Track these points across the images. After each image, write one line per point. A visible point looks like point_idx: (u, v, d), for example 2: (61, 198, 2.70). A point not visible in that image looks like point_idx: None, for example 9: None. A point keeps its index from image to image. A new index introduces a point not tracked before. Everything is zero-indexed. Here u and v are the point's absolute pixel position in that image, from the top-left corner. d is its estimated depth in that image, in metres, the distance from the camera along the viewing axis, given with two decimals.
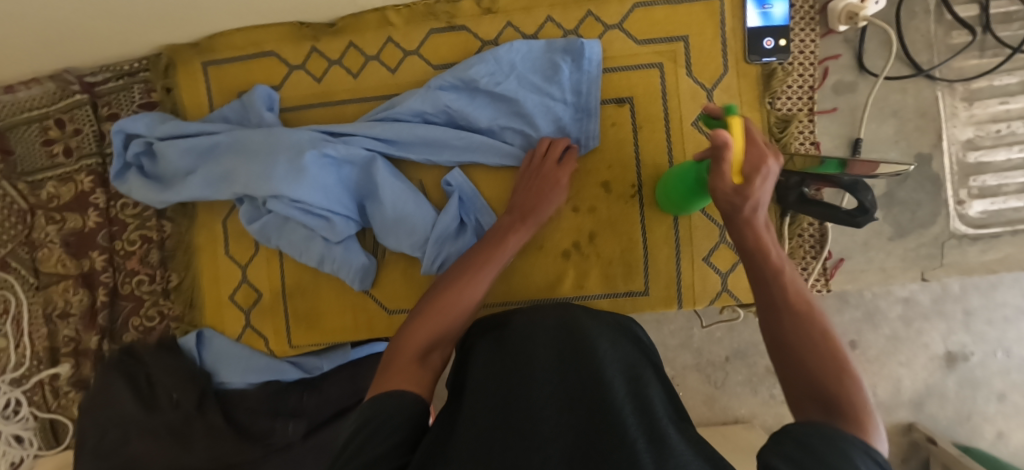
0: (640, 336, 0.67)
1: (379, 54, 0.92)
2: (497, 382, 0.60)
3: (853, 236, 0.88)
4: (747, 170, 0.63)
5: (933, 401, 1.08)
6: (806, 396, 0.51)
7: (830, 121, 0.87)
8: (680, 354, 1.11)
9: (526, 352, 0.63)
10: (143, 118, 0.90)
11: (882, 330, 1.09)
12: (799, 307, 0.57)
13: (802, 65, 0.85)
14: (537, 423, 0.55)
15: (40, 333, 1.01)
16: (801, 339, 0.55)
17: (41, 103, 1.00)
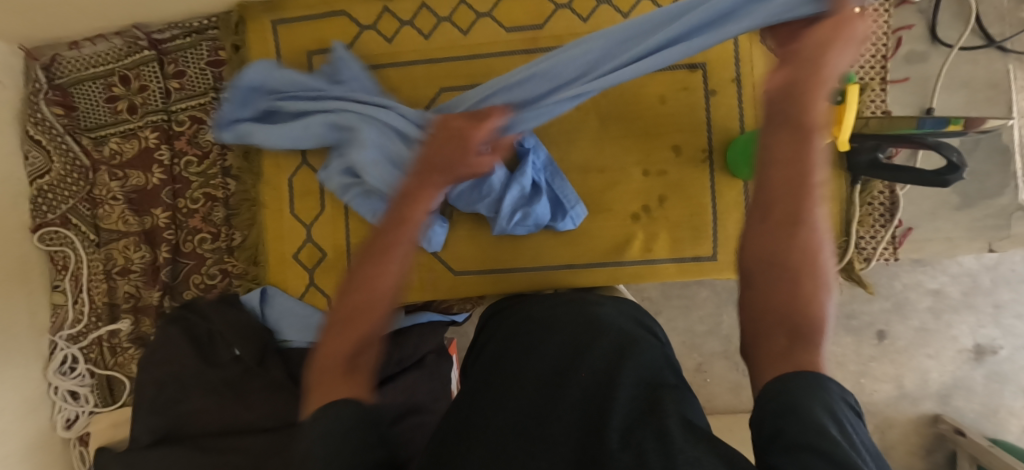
0: (653, 333, 0.72)
1: (451, 15, 0.92)
2: (496, 384, 0.64)
3: (920, 205, 0.88)
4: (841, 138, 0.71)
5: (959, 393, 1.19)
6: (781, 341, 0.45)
7: (901, 91, 0.88)
8: (708, 341, 1.27)
9: (518, 353, 0.67)
10: (263, 66, 0.89)
11: (910, 321, 1.20)
12: (794, 261, 0.47)
13: (877, 33, 0.86)
14: (539, 414, 0.59)
15: (99, 289, 1.02)
16: (785, 285, 0.47)
17: (107, 59, 0.99)
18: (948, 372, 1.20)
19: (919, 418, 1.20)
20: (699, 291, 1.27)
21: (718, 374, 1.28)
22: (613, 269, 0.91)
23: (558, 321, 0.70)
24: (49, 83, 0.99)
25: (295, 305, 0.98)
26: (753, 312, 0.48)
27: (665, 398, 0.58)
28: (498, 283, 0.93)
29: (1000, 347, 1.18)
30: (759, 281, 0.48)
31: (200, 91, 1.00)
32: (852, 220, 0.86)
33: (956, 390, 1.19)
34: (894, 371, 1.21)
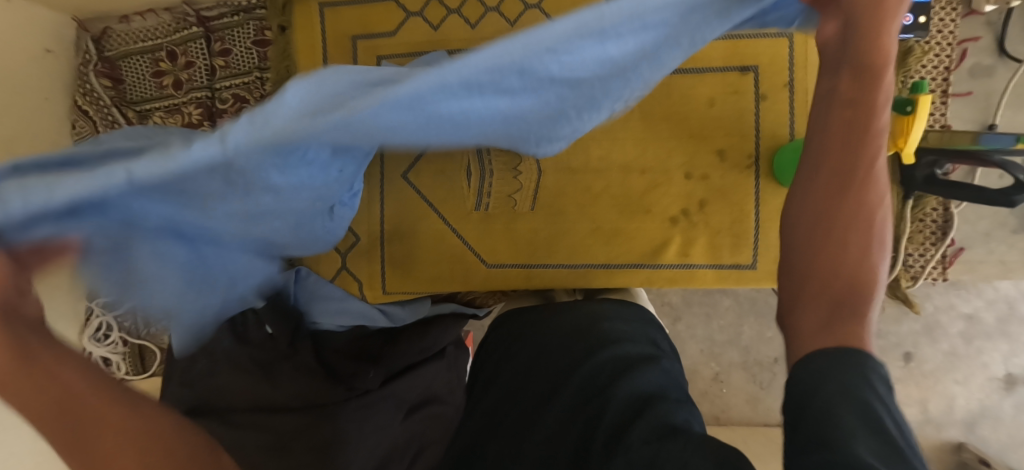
0: (657, 339, 0.73)
1: (499, 5, 0.91)
2: (500, 400, 0.71)
3: (975, 225, 0.85)
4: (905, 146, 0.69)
5: (986, 422, 1.17)
6: (821, 290, 0.44)
7: (963, 105, 0.84)
8: (728, 351, 1.25)
9: (517, 371, 0.72)
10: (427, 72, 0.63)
11: (942, 345, 1.17)
12: (846, 204, 0.44)
13: (940, 44, 0.83)
14: (526, 424, 0.66)
15: None
16: (837, 260, 0.44)
17: (156, 34, 1.01)
18: (975, 399, 1.17)
19: (941, 444, 1.19)
20: (722, 299, 1.25)
21: (736, 385, 1.25)
22: (649, 271, 0.90)
23: (556, 335, 0.73)
24: (98, 54, 1.01)
25: (318, 289, 0.99)
26: (791, 275, 0.46)
27: (652, 405, 0.60)
28: (531, 278, 0.93)
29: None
30: (800, 250, 0.46)
31: (243, 71, 1.00)
32: (902, 237, 0.83)
33: (983, 418, 1.17)
34: (919, 394, 1.19)
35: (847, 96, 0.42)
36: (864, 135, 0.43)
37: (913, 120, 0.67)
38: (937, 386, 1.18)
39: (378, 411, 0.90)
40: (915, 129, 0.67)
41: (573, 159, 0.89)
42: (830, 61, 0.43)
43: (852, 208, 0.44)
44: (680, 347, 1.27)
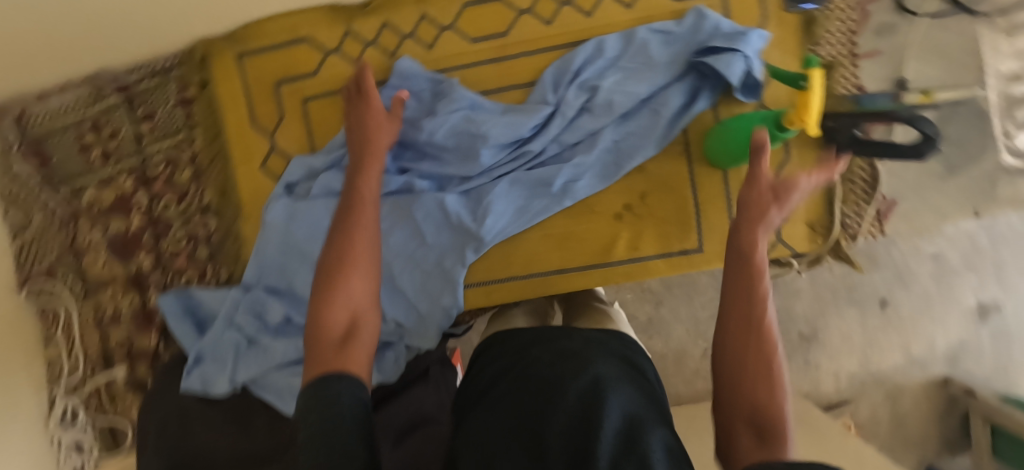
0: (643, 369, 0.67)
1: (414, 31, 0.92)
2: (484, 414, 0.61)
3: (903, 178, 0.88)
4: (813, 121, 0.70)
5: (968, 356, 1.21)
6: (745, 405, 0.52)
7: (875, 64, 0.87)
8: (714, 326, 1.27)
9: (507, 384, 0.64)
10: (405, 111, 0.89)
11: (914, 287, 1.19)
12: (735, 313, 0.57)
13: (841, 9, 0.86)
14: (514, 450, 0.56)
15: (92, 338, 1.02)
16: (747, 363, 0.54)
17: (74, 109, 0.99)
18: (954, 334, 1.21)
19: (930, 383, 1.22)
20: (699, 277, 1.27)
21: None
22: (602, 270, 0.91)
23: (548, 353, 0.65)
24: (21, 137, 0.99)
25: (298, 342, 0.92)
26: (727, 375, 0.54)
27: (648, 435, 0.52)
28: (491, 293, 0.92)
29: (1002, 304, 1.19)
30: (730, 349, 0.55)
31: (170, 133, 0.99)
32: (835, 198, 0.86)
33: (965, 352, 1.21)
34: (901, 339, 1.21)
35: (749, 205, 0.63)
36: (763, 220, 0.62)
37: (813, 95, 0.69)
38: (917, 329, 1.21)
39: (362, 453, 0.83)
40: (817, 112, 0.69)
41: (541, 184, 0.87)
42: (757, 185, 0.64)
43: (756, 348, 0.54)
44: (667, 330, 1.28)
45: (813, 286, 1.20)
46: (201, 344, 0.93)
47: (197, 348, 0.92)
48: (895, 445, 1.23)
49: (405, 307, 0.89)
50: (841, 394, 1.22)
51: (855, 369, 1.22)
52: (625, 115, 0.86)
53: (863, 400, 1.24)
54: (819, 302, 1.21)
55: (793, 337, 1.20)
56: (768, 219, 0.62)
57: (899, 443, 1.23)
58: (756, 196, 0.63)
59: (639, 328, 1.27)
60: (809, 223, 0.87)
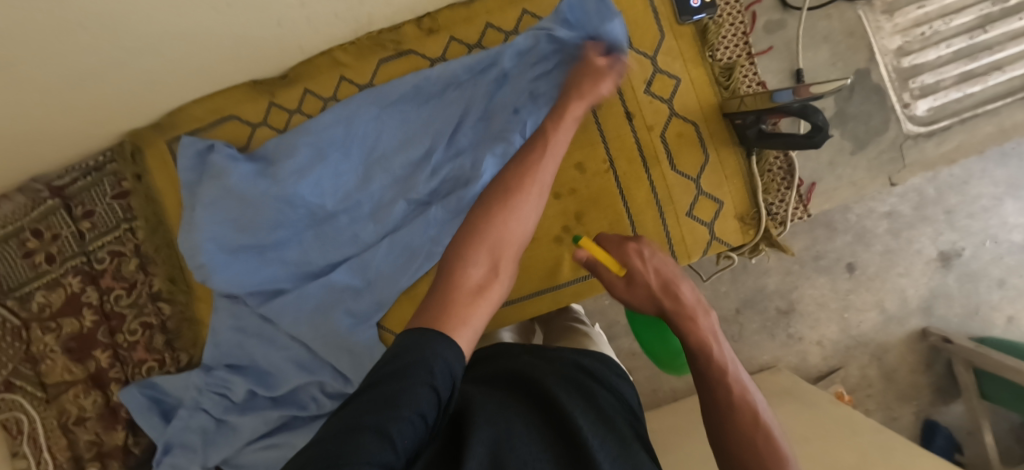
0: (624, 387, 0.62)
1: (336, 93, 0.95)
2: (485, 401, 0.53)
3: (817, 159, 0.93)
4: (624, 261, 0.64)
5: (941, 302, 1.26)
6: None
7: (769, 60, 0.92)
8: None
9: (511, 397, 0.55)
10: (335, 160, 0.92)
11: (876, 247, 1.24)
12: (719, 387, 0.59)
13: (731, 14, 0.91)
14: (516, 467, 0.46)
15: (59, 444, 1.00)
16: (741, 437, 0.57)
17: (13, 217, 1.00)
18: (923, 284, 1.26)
19: (911, 336, 1.27)
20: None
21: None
22: (552, 294, 0.93)
23: (541, 371, 0.60)
24: None
25: (264, 416, 0.92)
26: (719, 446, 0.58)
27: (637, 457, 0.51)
28: None
29: (962, 249, 1.24)
30: (719, 425, 0.58)
31: (111, 226, 0.99)
32: (757, 190, 0.90)
33: (937, 299, 1.26)
34: (875, 297, 1.26)
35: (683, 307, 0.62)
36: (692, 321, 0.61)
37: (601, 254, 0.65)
38: (886, 285, 1.26)
39: None
40: (608, 255, 0.65)
41: None
42: (608, 275, 0.64)
43: (745, 418, 0.57)
44: None
45: (780, 262, 1.25)
46: (167, 434, 0.93)
47: (165, 438, 0.93)
48: (891, 400, 1.27)
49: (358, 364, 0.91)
50: (830, 361, 1.27)
51: (837, 334, 1.27)
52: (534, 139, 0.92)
53: (852, 363, 1.28)
54: (791, 276, 1.25)
55: (772, 313, 1.25)
56: (694, 312, 0.62)
57: (894, 399, 1.27)
58: (646, 295, 0.63)
59: (622, 331, 1.29)
60: (739, 216, 0.91)
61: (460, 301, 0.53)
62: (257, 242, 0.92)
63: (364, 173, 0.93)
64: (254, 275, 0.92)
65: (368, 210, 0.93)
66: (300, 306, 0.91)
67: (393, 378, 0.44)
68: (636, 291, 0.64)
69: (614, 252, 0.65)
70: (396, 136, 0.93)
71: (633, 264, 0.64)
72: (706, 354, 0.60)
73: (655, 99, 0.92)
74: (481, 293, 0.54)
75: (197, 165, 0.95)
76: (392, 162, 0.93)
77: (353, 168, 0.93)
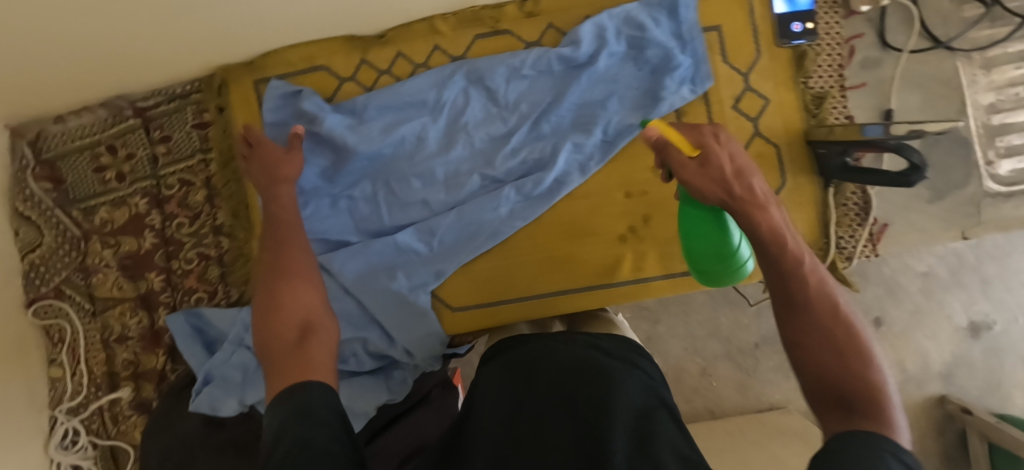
0: (645, 367, 0.69)
1: (427, 61, 0.96)
2: (498, 396, 0.65)
3: (893, 200, 0.92)
4: (696, 143, 0.62)
5: (961, 371, 1.24)
6: (822, 385, 0.52)
7: (862, 95, 0.92)
8: (710, 344, 1.31)
9: (531, 382, 0.66)
10: (420, 122, 0.94)
11: (906, 305, 1.24)
12: (797, 288, 0.56)
13: (830, 45, 0.92)
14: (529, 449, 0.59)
15: (98, 358, 1.01)
16: (823, 336, 0.54)
17: (92, 130, 1.02)
18: (946, 350, 1.24)
19: (927, 400, 1.25)
20: (695, 295, 1.30)
21: (723, 375, 1.30)
22: (606, 291, 0.93)
23: (556, 356, 0.68)
24: (36, 158, 1.02)
25: None
26: (793, 348, 0.55)
27: (657, 427, 0.58)
28: (496, 315, 0.95)
29: (993, 322, 1.23)
30: (796, 327, 0.55)
31: (186, 154, 1.01)
32: (829, 221, 0.90)
33: (958, 367, 1.25)
34: (895, 355, 1.25)
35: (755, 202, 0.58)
36: (761, 210, 0.58)
37: (674, 134, 0.63)
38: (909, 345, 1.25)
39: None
40: (679, 137, 0.62)
41: (543, 213, 0.94)
42: (673, 155, 0.61)
43: (823, 316, 0.54)
44: (664, 348, 1.31)
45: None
46: (208, 365, 0.93)
47: (205, 369, 0.93)
48: None
49: (406, 326, 0.93)
50: None
51: None
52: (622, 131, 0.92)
53: None
54: None
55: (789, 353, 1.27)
56: (759, 200, 0.58)
57: None
58: (713, 179, 0.59)
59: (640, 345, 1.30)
60: (805, 245, 0.91)
61: (295, 374, 0.59)
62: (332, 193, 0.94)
63: (446, 139, 0.95)
64: (318, 222, 0.94)
65: (443, 176, 0.94)
66: (361, 260, 0.93)
67: (299, 419, 0.53)
68: (709, 173, 0.60)
69: (687, 136, 0.63)
70: (481, 108, 0.95)
71: (708, 144, 0.61)
72: (781, 242, 0.57)
73: (742, 116, 0.92)
74: (304, 334, 0.64)
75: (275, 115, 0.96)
76: (475, 133, 0.94)
77: (436, 134, 0.95)
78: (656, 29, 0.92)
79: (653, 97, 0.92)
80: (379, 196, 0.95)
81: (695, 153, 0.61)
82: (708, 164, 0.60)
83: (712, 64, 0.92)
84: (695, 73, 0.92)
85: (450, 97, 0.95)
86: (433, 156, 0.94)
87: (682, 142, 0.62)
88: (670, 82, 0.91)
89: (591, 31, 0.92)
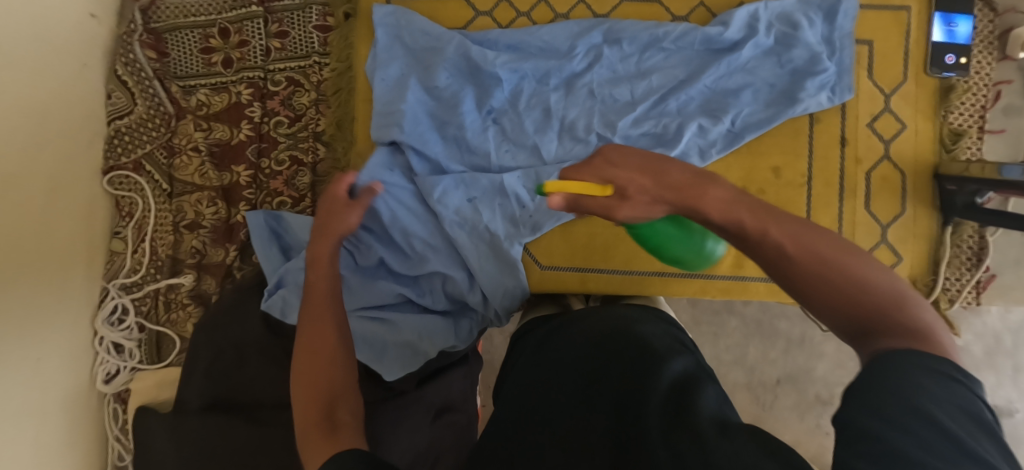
0: (691, 343, 0.67)
1: (569, 13, 0.94)
2: (542, 366, 0.66)
3: (1005, 253, 0.92)
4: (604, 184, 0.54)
5: None
6: (850, 328, 0.45)
7: (997, 141, 0.91)
8: (733, 371, 1.24)
9: (568, 351, 0.65)
10: (547, 70, 0.91)
11: None
12: (789, 255, 0.48)
13: (977, 85, 0.90)
14: (558, 411, 0.59)
15: (164, 240, 0.98)
16: (833, 288, 0.46)
17: (210, 10, 0.98)
18: None
19: None
20: (728, 320, 1.25)
21: (740, 405, 1.24)
22: (701, 282, 0.92)
23: (581, 334, 0.67)
24: (144, 25, 0.98)
25: (385, 287, 0.90)
26: (813, 310, 0.48)
27: (694, 396, 0.54)
28: (587, 281, 0.92)
29: (1016, 410, 1.14)
30: (801, 288, 0.47)
31: (301, 54, 0.98)
32: (942, 260, 0.89)
33: None
34: None
35: (694, 196, 0.52)
36: (698, 197, 0.52)
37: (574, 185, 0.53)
38: None
39: (409, 415, 0.85)
40: (580, 185, 0.53)
41: None
42: (586, 204, 0.54)
43: (806, 270, 0.47)
44: None
45: (837, 352, 1.23)
46: (282, 270, 0.90)
47: (279, 273, 0.90)
48: None
49: (490, 270, 0.90)
50: None
51: None
52: (755, 123, 0.90)
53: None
54: (841, 370, 1.23)
55: (810, 398, 1.22)
56: (704, 192, 0.52)
57: None
58: (648, 198, 0.53)
59: None
60: (912, 278, 0.89)
61: (329, 448, 0.55)
62: (444, 122, 0.92)
63: (569, 93, 0.92)
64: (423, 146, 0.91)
65: (562, 128, 0.91)
66: (461, 194, 0.90)
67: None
68: (635, 200, 0.53)
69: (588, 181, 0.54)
70: (610, 70, 0.92)
71: (614, 173, 0.54)
72: (739, 223, 0.50)
73: (875, 136, 0.90)
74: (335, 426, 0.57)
75: (393, 31, 0.93)
76: (602, 93, 0.91)
77: (562, 87, 0.92)
78: (809, 30, 0.89)
79: (789, 98, 0.89)
80: (490, 135, 0.92)
81: (613, 195, 0.53)
82: (626, 193, 0.53)
83: (859, 78, 0.90)
84: (837, 82, 0.89)
85: (585, 53, 0.92)
86: (553, 107, 0.91)
87: (590, 191, 0.53)
88: (809, 85, 0.88)
89: (743, 17, 0.90)
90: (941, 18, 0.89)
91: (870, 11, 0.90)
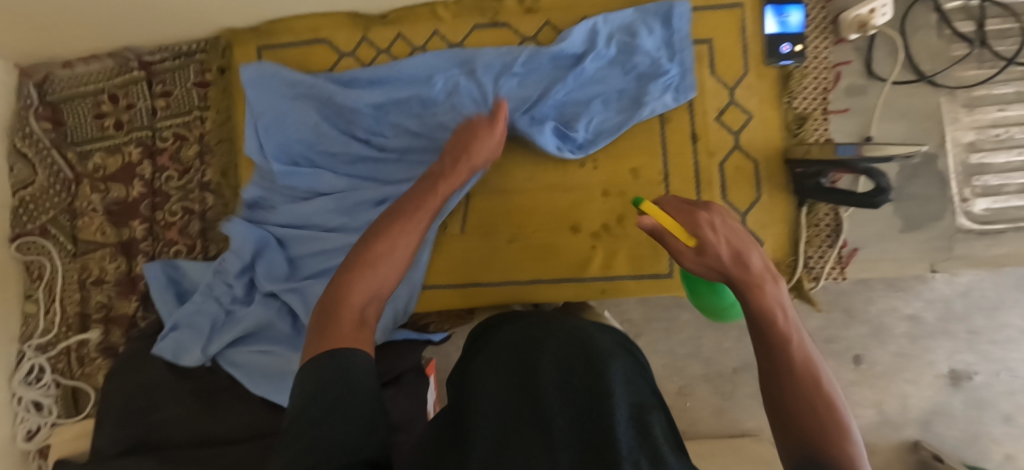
0: (638, 358, 0.62)
1: (426, 45, 0.99)
2: (501, 372, 0.55)
3: (867, 227, 0.94)
4: (693, 232, 0.63)
5: (940, 420, 1.06)
6: (794, 439, 0.52)
7: (843, 120, 0.94)
8: (690, 364, 1.17)
9: (526, 356, 0.56)
10: (408, 102, 0.96)
11: (889, 347, 1.07)
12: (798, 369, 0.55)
13: (817, 68, 0.94)
14: (524, 434, 0.49)
15: (72, 298, 1.03)
16: (805, 401, 0.53)
17: (97, 78, 1.05)
18: (927, 397, 1.07)
19: (900, 445, 1.07)
20: (680, 314, 1.17)
21: (701, 397, 1.16)
22: (577, 285, 0.95)
23: (548, 334, 0.58)
24: (40, 99, 1.05)
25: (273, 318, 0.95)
26: (775, 410, 0.55)
27: (654, 418, 0.51)
28: (467, 297, 0.96)
29: (974, 372, 1.05)
30: (776, 389, 0.55)
31: (183, 110, 1.04)
32: (799, 241, 0.92)
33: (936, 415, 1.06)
34: (873, 396, 1.08)
35: (754, 279, 0.60)
36: (760, 286, 0.60)
37: (666, 220, 0.64)
38: (889, 386, 1.07)
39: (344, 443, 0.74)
40: (673, 224, 0.64)
41: (525, 202, 0.95)
42: (672, 242, 0.63)
43: (805, 385, 0.54)
44: None
45: None
46: (176, 315, 0.95)
47: (173, 318, 0.95)
48: None
49: None
50: None
51: None
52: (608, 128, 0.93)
53: None
54: None
55: None
56: (749, 258, 0.61)
57: None
58: (716, 265, 0.62)
59: None
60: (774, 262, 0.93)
61: (340, 338, 0.55)
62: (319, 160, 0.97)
63: (432, 121, 0.96)
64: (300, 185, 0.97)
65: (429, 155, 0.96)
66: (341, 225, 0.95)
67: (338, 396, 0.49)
68: (704, 262, 0.62)
69: (685, 222, 0.64)
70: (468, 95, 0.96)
71: (703, 233, 0.62)
72: (774, 323, 0.58)
73: (724, 128, 0.94)
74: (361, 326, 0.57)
75: (266, 86, 0.98)
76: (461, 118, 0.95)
77: (425, 115, 0.96)
78: (648, 37, 0.93)
79: (636, 102, 0.93)
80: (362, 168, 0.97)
81: (693, 246, 0.63)
82: (703, 253, 0.62)
83: (701, 75, 0.94)
84: (680, 82, 0.93)
85: (442, 81, 0.97)
86: (418, 135, 0.96)
87: (683, 234, 0.63)
88: (653, 88, 0.92)
89: (584, 33, 0.94)
90: (773, 10, 0.93)
91: (705, 12, 0.94)
